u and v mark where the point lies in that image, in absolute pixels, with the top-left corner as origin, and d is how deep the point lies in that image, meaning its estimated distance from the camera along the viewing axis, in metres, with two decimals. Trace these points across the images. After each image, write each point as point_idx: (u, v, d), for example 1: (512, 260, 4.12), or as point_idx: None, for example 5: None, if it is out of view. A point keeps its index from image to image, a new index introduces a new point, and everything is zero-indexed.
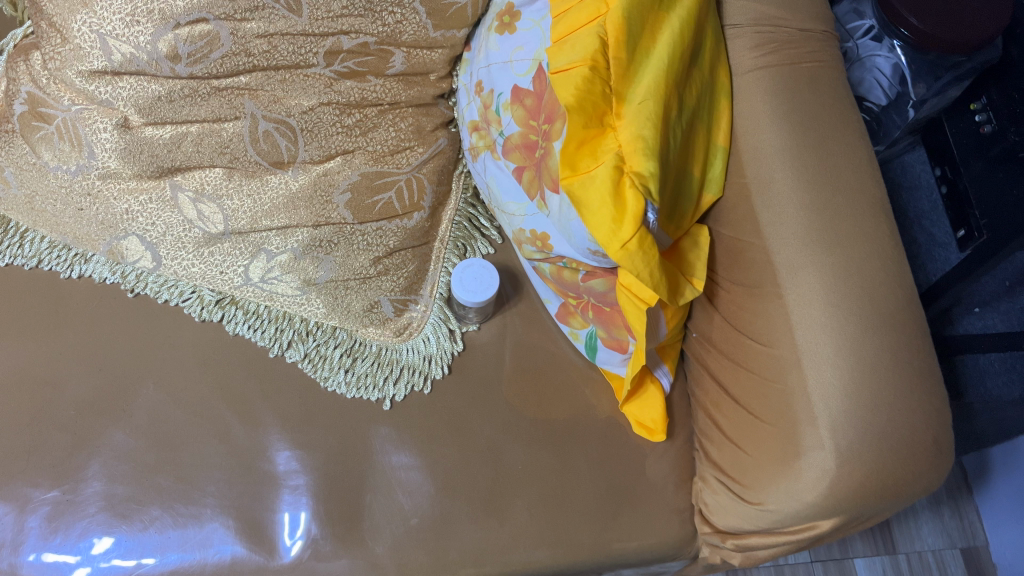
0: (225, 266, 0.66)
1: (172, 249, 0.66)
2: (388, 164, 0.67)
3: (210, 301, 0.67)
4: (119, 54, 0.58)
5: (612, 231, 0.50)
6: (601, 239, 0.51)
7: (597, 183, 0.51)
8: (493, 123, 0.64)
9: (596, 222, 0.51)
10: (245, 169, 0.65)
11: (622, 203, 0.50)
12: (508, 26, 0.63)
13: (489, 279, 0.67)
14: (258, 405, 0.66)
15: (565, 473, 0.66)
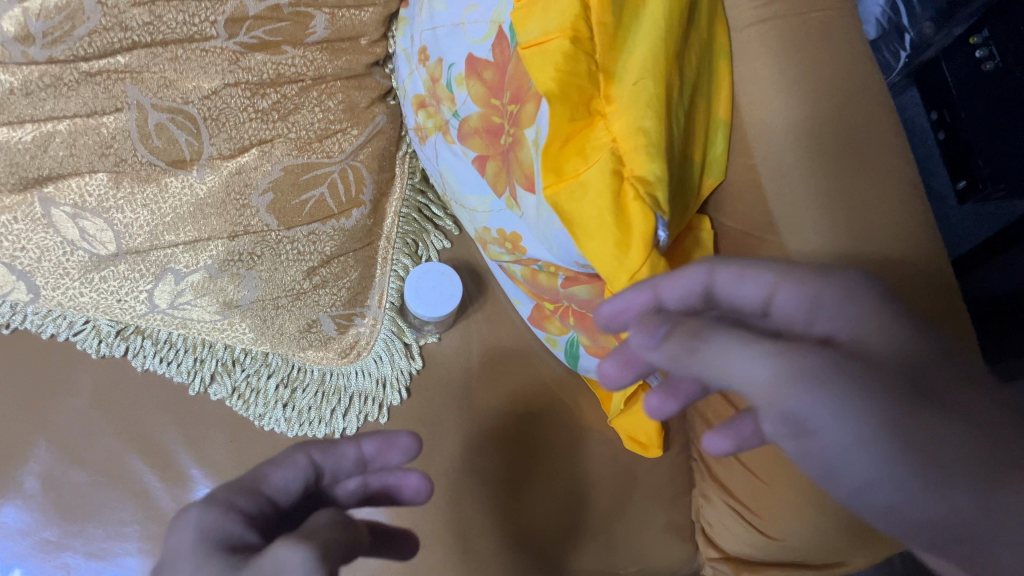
0: (123, 293, 0.54)
1: (51, 278, 0.53)
2: (316, 153, 0.55)
3: (108, 333, 0.56)
4: None
5: (618, 258, 0.41)
6: (604, 268, 0.41)
7: (592, 195, 0.41)
8: (445, 101, 0.52)
9: (596, 246, 0.41)
10: (136, 172, 0.51)
11: (626, 220, 0.40)
12: None
13: (450, 289, 0.57)
14: (181, 453, 0.55)
15: (549, 502, 0.57)
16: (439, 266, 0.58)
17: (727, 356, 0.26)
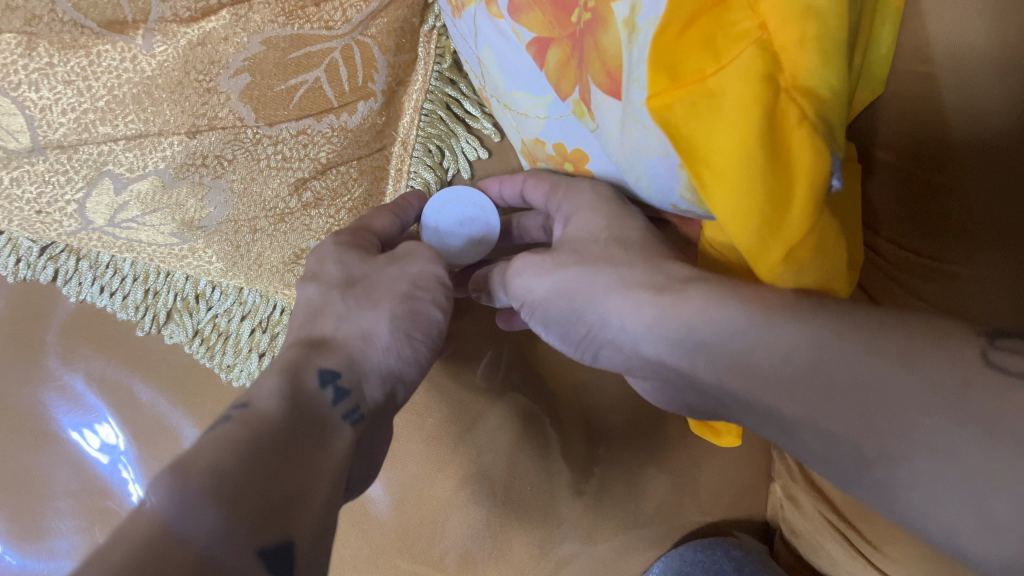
0: (45, 205, 0.41)
1: None
2: (308, 22, 0.39)
3: (31, 251, 0.45)
4: None
5: (768, 205, 0.30)
6: (746, 216, 0.30)
7: (736, 117, 0.29)
8: None
9: (740, 186, 0.30)
10: (54, 34, 0.35)
11: (786, 159, 0.29)
12: None
13: (468, 214, 0.44)
14: (142, 391, 0.46)
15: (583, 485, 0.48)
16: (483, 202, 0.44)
17: (569, 298, 0.36)
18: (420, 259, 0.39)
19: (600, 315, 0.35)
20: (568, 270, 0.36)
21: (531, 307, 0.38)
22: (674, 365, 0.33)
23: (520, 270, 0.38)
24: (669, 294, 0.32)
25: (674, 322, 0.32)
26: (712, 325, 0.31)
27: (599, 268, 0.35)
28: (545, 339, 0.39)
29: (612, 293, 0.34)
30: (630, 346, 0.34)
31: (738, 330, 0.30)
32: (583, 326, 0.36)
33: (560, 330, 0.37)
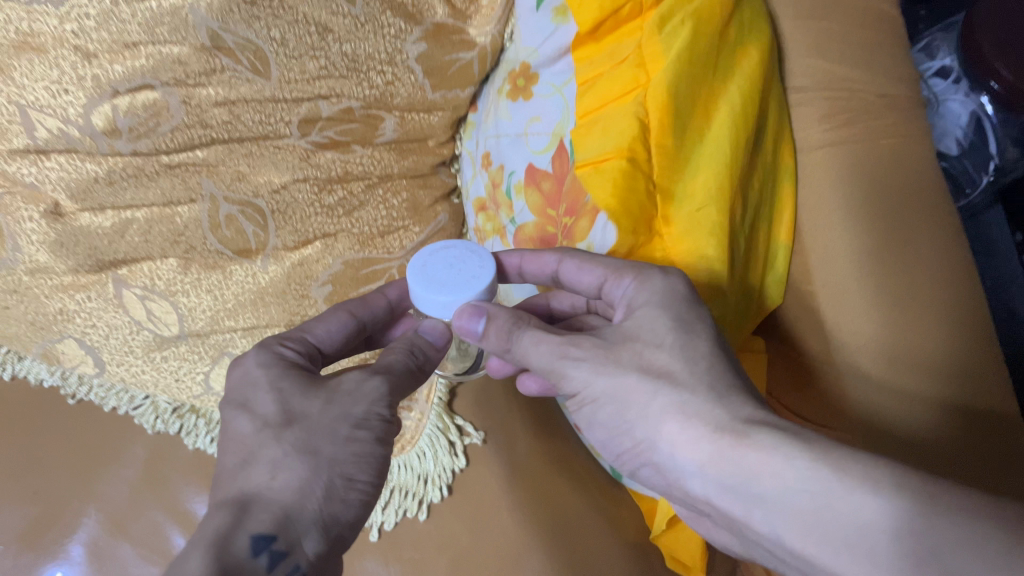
0: (181, 374, 0.56)
1: (116, 354, 0.55)
2: (376, 248, 0.58)
3: (165, 411, 0.58)
4: (43, 130, 0.47)
5: None
6: None
7: None
8: (503, 206, 0.53)
9: None
10: (204, 259, 0.53)
11: None
12: (522, 91, 0.52)
13: (465, 274, 0.43)
14: None
15: None
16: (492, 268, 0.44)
17: (620, 407, 0.38)
18: (366, 399, 0.38)
19: (648, 436, 0.37)
20: (617, 373, 0.38)
21: (580, 400, 0.40)
22: (719, 507, 0.34)
23: (564, 351, 0.39)
24: (733, 436, 0.33)
25: (726, 473, 0.33)
26: (773, 482, 0.31)
27: (658, 384, 0.37)
28: (585, 424, 0.41)
29: (667, 417, 0.36)
30: (675, 474, 0.36)
31: (804, 494, 0.31)
32: (632, 442, 0.38)
33: (603, 435, 0.40)
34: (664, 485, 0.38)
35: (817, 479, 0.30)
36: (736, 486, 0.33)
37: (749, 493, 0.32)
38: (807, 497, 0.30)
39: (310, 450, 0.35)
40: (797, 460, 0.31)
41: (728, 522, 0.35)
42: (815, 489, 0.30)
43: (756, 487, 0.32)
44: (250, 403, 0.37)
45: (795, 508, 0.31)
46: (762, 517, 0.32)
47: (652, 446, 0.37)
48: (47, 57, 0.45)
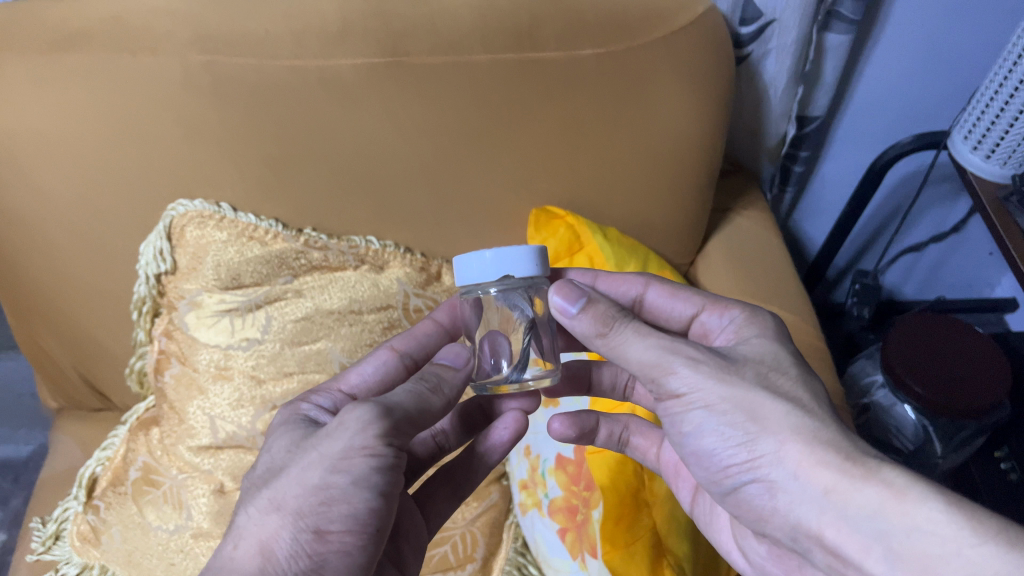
0: None
1: None
2: None
3: None
4: (223, 431, 0.71)
5: None
6: None
7: (639, 568, 0.59)
8: (540, 484, 0.71)
9: None
10: None
11: None
12: (552, 402, 0.75)
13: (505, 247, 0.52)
14: None
15: None
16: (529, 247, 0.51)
17: (748, 415, 0.43)
18: (340, 437, 0.44)
19: (772, 447, 0.42)
20: (742, 387, 0.43)
21: (687, 403, 0.45)
22: (834, 539, 0.39)
23: (673, 350, 0.45)
24: (862, 471, 0.39)
25: (846, 504, 0.39)
26: (902, 518, 0.37)
27: (789, 405, 0.42)
28: (689, 436, 0.46)
29: (788, 443, 0.41)
30: (796, 493, 0.41)
31: (932, 536, 0.36)
32: (749, 451, 0.43)
33: (710, 447, 0.45)
34: (768, 506, 0.43)
35: (949, 524, 0.36)
36: (860, 518, 0.38)
37: (876, 522, 0.37)
38: (938, 542, 0.35)
39: (275, 505, 0.43)
40: (931, 506, 0.36)
41: (831, 554, 0.40)
42: (944, 537, 0.35)
43: (881, 520, 0.37)
44: (257, 468, 0.48)
45: (917, 549, 0.36)
46: (884, 554, 0.37)
47: (774, 460, 0.42)
48: (232, 382, 0.71)
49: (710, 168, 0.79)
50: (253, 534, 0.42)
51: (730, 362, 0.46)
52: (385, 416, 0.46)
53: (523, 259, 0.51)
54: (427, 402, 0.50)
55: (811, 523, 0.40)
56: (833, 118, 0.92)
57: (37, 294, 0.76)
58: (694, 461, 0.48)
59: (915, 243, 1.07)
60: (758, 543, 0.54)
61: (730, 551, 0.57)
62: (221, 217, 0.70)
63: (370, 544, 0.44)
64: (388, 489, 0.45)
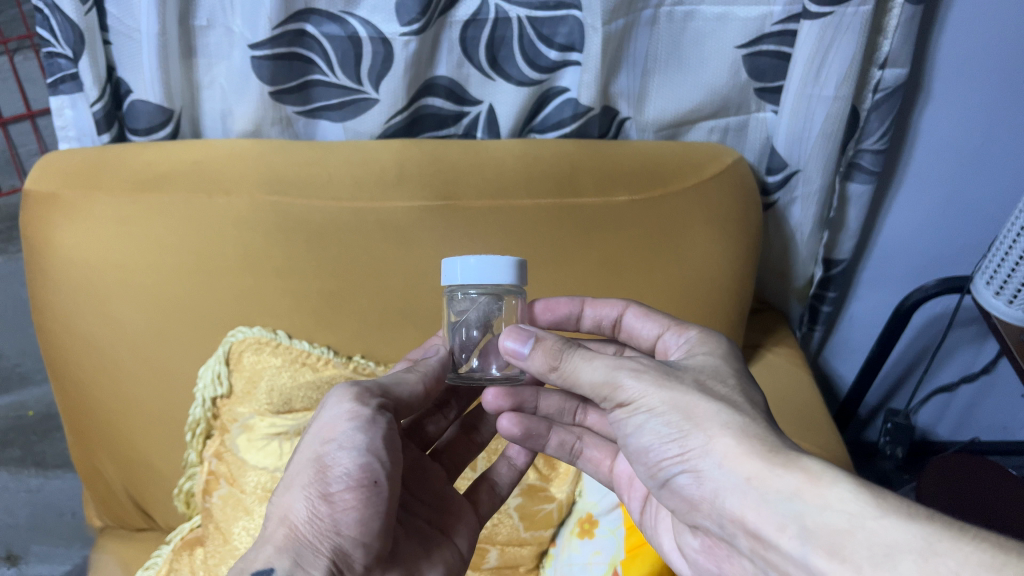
0: None
1: None
2: None
3: None
4: None
5: None
6: None
7: None
8: None
9: None
10: None
11: None
12: (587, 531, 0.74)
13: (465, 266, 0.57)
14: None
15: None
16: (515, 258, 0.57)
17: (683, 413, 0.47)
18: (333, 407, 0.53)
19: (701, 441, 0.46)
20: (680, 391, 0.48)
21: (631, 409, 0.50)
22: (755, 524, 0.43)
23: (618, 367, 0.50)
24: (783, 460, 0.42)
25: (765, 488, 0.42)
26: (817, 498, 0.40)
27: (723, 405, 0.47)
28: (632, 438, 0.51)
29: (714, 437, 0.46)
30: (720, 482, 0.45)
31: (844, 515, 0.38)
32: (681, 446, 0.47)
33: (647, 444, 0.50)
34: (697, 494, 0.47)
35: (856, 502, 0.38)
36: (777, 500, 0.41)
37: (791, 503, 0.41)
38: (846, 517, 0.38)
39: (290, 481, 0.52)
40: (842, 487, 0.39)
41: (753, 536, 0.43)
42: (851, 513, 0.38)
43: (797, 501, 0.40)
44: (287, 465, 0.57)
45: (828, 525, 0.39)
46: (798, 532, 0.40)
47: (702, 453, 0.46)
48: None
49: (740, 306, 0.83)
50: (277, 511, 0.51)
51: (670, 372, 0.50)
52: (366, 393, 0.54)
53: (507, 268, 0.56)
54: (406, 381, 0.58)
55: (734, 507, 0.44)
56: (857, 262, 0.96)
57: (96, 414, 0.80)
58: (636, 457, 0.52)
59: (945, 383, 1.08)
60: (694, 538, 0.55)
61: (671, 551, 0.59)
62: (276, 343, 0.75)
63: (374, 496, 0.51)
64: (382, 446, 0.52)
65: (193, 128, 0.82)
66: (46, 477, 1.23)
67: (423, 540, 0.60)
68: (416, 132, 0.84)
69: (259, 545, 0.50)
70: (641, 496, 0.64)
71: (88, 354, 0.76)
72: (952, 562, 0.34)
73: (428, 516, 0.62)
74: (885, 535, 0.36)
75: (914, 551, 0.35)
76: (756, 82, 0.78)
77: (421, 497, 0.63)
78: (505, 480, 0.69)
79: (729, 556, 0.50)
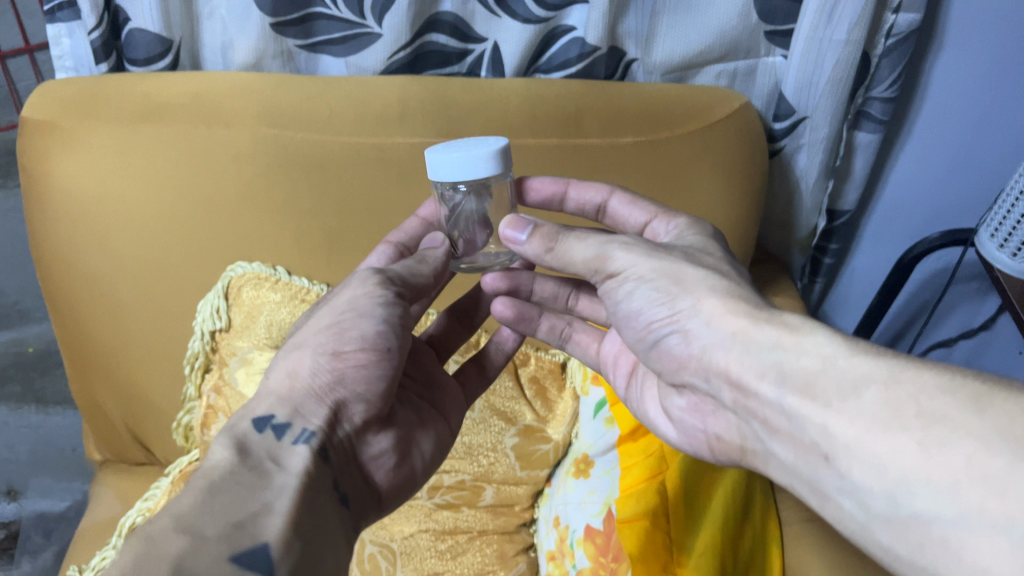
0: None
1: None
2: None
3: None
4: None
5: None
6: None
7: None
8: (568, 556, 0.72)
9: None
10: None
11: None
12: (583, 472, 0.75)
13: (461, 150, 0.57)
14: None
15: None
16: (494, 147, 0.56)
17: (673, 279, 0.49)
18: (355, 286, 0.55)
19: (689, 304, 0.48)
20: (668, 261, 0.50)
21: (621, 278, 0.51)
22: (736, 371, 0.44)
23: (610, 241, 0.52)
24: (766, 316, 0.44)
25: (749, 341, 0.44)
26: (796, 346, 0.41)
27: (711, 274, 0.49)
28: (620, 305, 0.52)
29: (704, 299, 0.47)
30: (707, 339, 0.47)
31: (819, 360, 0.40)
32: (670, 308, 0.49)
33: (636, 310, 0.51)
34: (684, 353, 0.49)
35: (830, 345, 0.40)
36: (761, 350, 0.43)
37: (772, 352, 0.42)
38: (819, 360, 0.40)
39: (300, 344, 0.53)
40: (819, 335, 0.41)
41: (735, 387, 0.45)
42: (825, 356, 0.40)
43: (778, 351, 0.42)
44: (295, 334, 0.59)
45: (804, 369, 0.40)
46: (776, 377, 0.42)
47: (691, 313, 0.48)
48: None
49: (742, 254, 0.83)
50: (283, 367, 0.53)
51: (662, 247, 0.52)
52: (388, 278, 0.55)
53: (485, 160, 0.56)
54: (420, 273, 0.58)
55: (720, 360, 0.46)
56: (861, 214, 0.96)
57: (95, 347, 0.80)
58: (624, 322, 0.53)
59: (944, 339, 1.08)
60: (680, 399, 0.55)
61: (657, 417, 0.59)
62: (276, 279, 0.74)
63: (383, 360, 0.53)
64: (396, 320, 0.53)
65: (193, 60, 0.81)
66: (46, 414, 1.24)
67: (417, 414, 0.61)
68: (420, 69, 0.83)
69: (260, 396, 0.52)
70: (626, 371, 0.64)
71: (87, 286, 0.76)
72: (910, 389, 0.36)
73: (419, 390, 0.64)
74: (852, 369, 0.38)
75: (877, 382, 0.37)
76: (767, 25, 0.77)
77: (411, 374, 0.64)
78: (494, 363, 0.71)
79: (714, 410, 0.51)
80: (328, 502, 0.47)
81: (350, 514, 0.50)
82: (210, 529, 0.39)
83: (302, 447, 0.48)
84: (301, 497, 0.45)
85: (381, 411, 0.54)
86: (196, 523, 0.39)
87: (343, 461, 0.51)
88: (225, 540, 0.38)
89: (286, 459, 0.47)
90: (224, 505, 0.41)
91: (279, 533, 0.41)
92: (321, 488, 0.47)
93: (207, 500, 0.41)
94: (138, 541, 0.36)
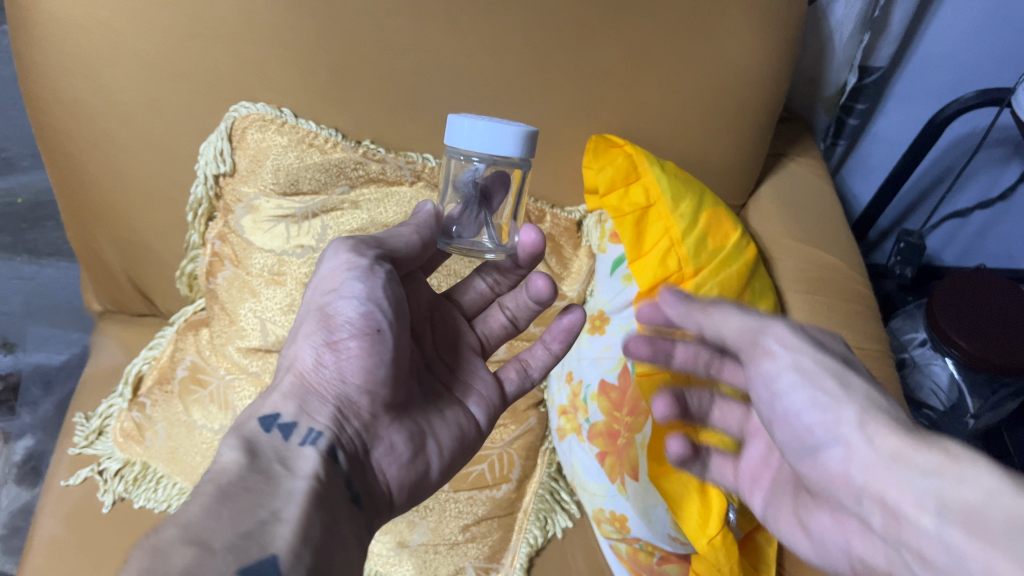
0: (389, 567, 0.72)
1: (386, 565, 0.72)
2: None
3: None
4: (274, 335, 0.72)
5: (699, 527, 0.60)
6: (690, 532, 0.60)
7: (684, 478, 0.62)
8: (581, 409, 0.72)
9: (686, 514, 0.61)
10: (419, 511, 0.72)
11: (707, 502, 0.60)
12: (599, 328, 0.73)
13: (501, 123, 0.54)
14: None
15: None
16: (520, 128, 0.53)
17: (832, 401, 0.41)
18: (330, 253, 0.52)
19: (852, 418, 0.40)
20: (831, 369, 0.43)
21: (777, 368, 0.45)
22: (884, 491, 0.37)
23: (765, 323, 0.47)
24: (932, 436, 0.37)
25: (911, 464, 0.36)
26: (963, 474, 0.34)
27: (882, 406, 0.41)
28: (779, 430, 0.45)
29: (868, 421, 0.39)
30: (868, 460, 0.38)
31: (985, 491, 0.33)
32: (828, 424, 0.41)
33: (795, 417, 0.43)
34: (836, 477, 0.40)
35: (1000, 478, 0.33)
36: (920, 475, 0.35)
37: (931, 477, 0.35)
38: (983, 490, 0.33)
39: (295, 334, 0.51)
40: (990, 463, 0.34)
41: (886, 512, 0.37)
42: (992, 486, 0.33)
43: (940, 474, 0.35)
44: None
45: (966, 498, 0.33)
46: (934, 508, 0.34)
47: (853, 429, 0.39)
48: (285, 287, 0.72)
49: (768, 113, 0.79)
50: (288, 358, 0.50)
51: (828, 355, 0.45)
52: (362, 243, 0.52)
53: (511, 138, 0.53)
54: (398, 233, 0.55)
55: (871, 485, 0.38)
56: (892, 71, 0.91)
57: (91, 189, 0.77)
58: (775, 430, 0.45)
59: (960, 210, 1.06)
60: (824, 518, 0.46)
61: (792, 537, 0.49)
62: (283, 122, 0.70)
63: (379, 345, 0.49)
64: (383, 295, 0.49)
65: None
66: (39, 264, 1.21)
67: (434, 398, 0.58)
68: None
69: (264, 394, 0.49)
70: (767, 492, 0.53)
71: (81, 123, 0.71)
72: None
73: (447, 377, 0.60)
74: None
75: None
76: None
77: (445, 360, 0.61)
78: (540, 366, 0.65)
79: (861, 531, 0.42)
80: (340, 507, 0.44)
81: (362, 515, 0.47)
82: (217, 540, 0.35)
83: (309, 450, 0.45)
84: (312, 500, 0.41)
85: (386, 399, 0.51)
86: (203, 532, 0.35)
87: (353, 461, 0.48)
88: (233, 552, 0.34)
89: (295, 463, 0.44)
90: (235, 510, 0.37)
91: (289, 543, 0.37)
92: (333, 491, 0.44)
93: (215, 507, 0.37)
94: (143, 554, 0.32)
